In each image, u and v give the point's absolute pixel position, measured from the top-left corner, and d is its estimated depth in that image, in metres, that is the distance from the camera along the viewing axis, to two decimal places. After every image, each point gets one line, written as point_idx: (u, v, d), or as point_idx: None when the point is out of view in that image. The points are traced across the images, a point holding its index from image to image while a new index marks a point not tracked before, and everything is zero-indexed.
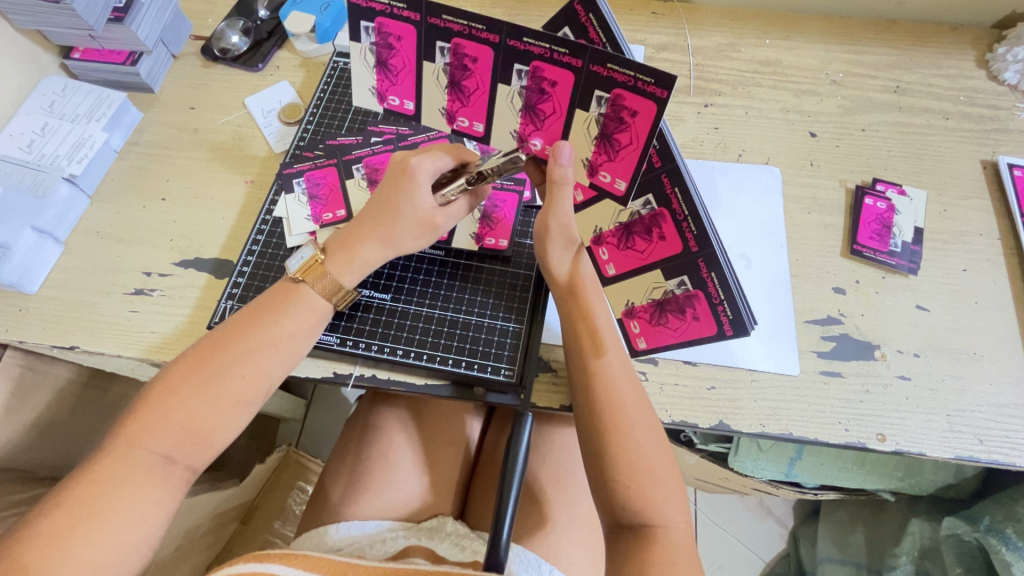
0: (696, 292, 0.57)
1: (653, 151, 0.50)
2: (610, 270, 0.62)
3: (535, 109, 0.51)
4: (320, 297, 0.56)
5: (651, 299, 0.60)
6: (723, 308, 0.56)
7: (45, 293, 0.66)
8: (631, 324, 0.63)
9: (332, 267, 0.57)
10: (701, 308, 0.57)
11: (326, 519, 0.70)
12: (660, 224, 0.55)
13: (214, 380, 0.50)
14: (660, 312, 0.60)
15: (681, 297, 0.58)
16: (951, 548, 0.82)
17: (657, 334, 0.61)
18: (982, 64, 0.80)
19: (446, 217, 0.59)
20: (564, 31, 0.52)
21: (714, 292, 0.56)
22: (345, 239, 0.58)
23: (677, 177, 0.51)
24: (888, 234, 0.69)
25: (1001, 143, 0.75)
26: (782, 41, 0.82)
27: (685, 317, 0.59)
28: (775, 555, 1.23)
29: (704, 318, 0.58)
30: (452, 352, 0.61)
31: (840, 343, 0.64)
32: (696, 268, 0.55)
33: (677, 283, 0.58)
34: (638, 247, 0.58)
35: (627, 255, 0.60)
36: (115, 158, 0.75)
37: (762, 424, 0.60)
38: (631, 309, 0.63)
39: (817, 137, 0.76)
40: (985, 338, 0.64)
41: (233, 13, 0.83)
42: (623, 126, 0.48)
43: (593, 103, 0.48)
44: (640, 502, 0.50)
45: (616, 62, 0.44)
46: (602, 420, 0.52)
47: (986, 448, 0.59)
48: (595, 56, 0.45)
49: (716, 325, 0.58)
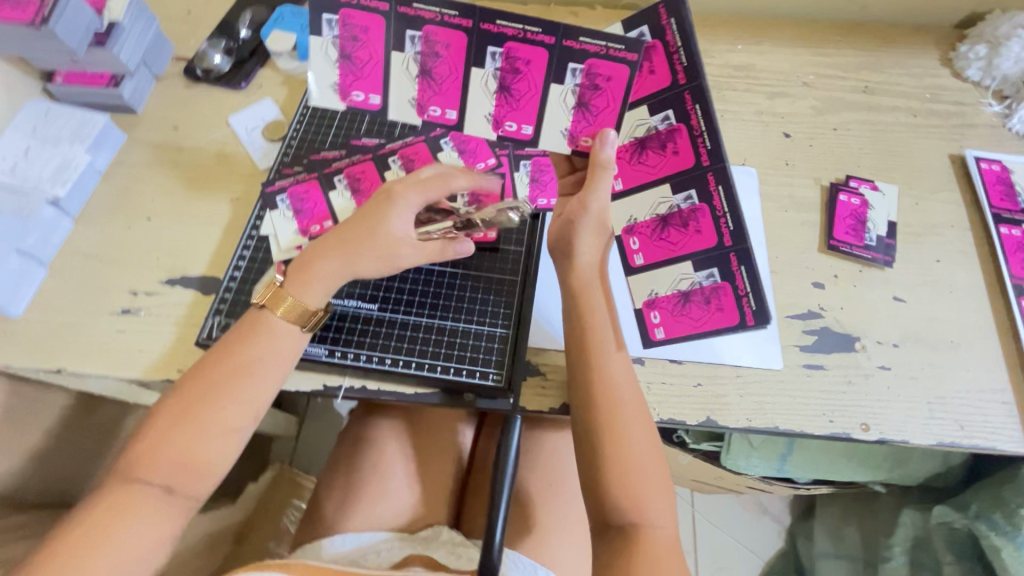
0: (723, 284, 0.62)
1: (705, 149, 0.60)
2: (638, 260, 0.65)
3: (586, 104, 0.56)
4: (287, 321, 0.56)
5: (676, 290, 0.64)
6: (748, 299, 0.61)
7: (31, 316, 0.66)
8: (649, 314, 0.64)
9: (293, 289, 0.56)
10: (727, 300, 0.62)
11: (321, 534, 0.70)
12: (698, 219, 0.62)
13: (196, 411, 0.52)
14: (683, 302, 0.63)
15: (708, 288, 0.63)
16: (942, 535, 0.83)
17: (677, 325, 0.63)
18: (947, 62, 0.83)
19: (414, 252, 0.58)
20: (583, 38, 0.53)
21: (740, 284, 0.61)
22: (303, 262, 0.57)
23: (724, 175, 0.60)
24: (863, 229, 0.71)
25: (967, 137, 0.78)
26: (754, 46, 0.85)
27: (709, 308, 0.63)
28: (773, 553, 1.24)
29: (728, 309, 0.62)
30: (440, 359, 0.62)
31: (821, 336, 0.65)
32: (727, 261, 0.61)
33: (705, 275, 0.63)
34: (671, 239, 0.63)
35: (658, 246, 0.64)
36: (99, 180, 0.75)
37: (748, 418, 0.61)
38: (654, 300, 0.64)
39: (791, 137, 0.78)
40: (960, 326, 0.66)
41: (214, 33, 0.84)
42: (690, 139, 0.60)
43: (487, 58, 0.55)
44: (629, 501, 0.50)
45: (701, 107, 0.59)
46: (597, 418, 0.53)
47: (966, 433, 0.61)
48: (695, 91, 0.58)
49: (738, 315, 0.61)
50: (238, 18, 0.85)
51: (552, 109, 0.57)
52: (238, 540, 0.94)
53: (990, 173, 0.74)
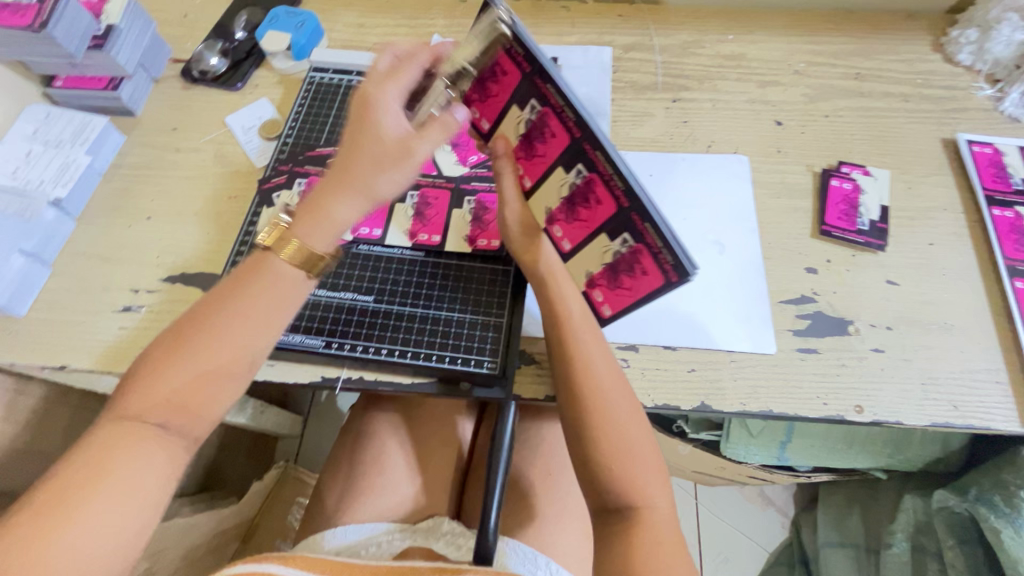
0: (639, 248, 0.53)
1: (571, 122, 0.51)
2: (566, 246, 0.59)
3: (485, 85, 0.56)
4: (291, 266, 0.49)
5: (604, 264, 0.57)
6: (663, 255, 0.52)
7: (34, 315, 0.67)
8: (593, 293, 0.60)
9: (300, 230, 0.49)
10: (647, 261, 0.53)
11: (323, 526, 0.71)
12: (594, 190, 0.54)
13: (218, 378, 0.46)
14: (613, 276, 0.57)
15: (627, 255, 0.54)
16: (943, 519, 0.83)
17: (618, 299, 0.58)
18: (938, 47, 0.83)
19: (425, 142, 0.50)
20: (482, 39, 0.54)
21: (652, 241, 0.52)
22: (311, 201, 0.50)
23: (597, 142, 0.50)
24: (855, 214, 0.71)
25: (960, 121, 0.78)
26: (745, 36, 0.85)
27: (634, 275, 0.55)
28: (777, 544, 1.24)
29: (652, 272, 0.54)
30: (435, 349, 0.62)
31: (814, 320, 0.66)
32: (632, 223, 0.52)
33: (621, 242, 0.54)
34: (581, 217, 0.56)
35: (574, 227, 0.57)
36: (100, 181, 0.77)
37: (742, 402, 0.62)
38: (591, 279, 0.59)
39: (783, 125, 0.78)
40: (953, 307, 0.66)
41: (211, 35, 0.85)
42: (558, 119, 0.52)
43: (408, 197, 0.70)
44: (623, 483, 0.51)
45: (553, 84, 0.50)
46: (583, 404, 0.53)
47: (961, 414, 0.61)
48: (539, 69, 0.50)
49: (663, 275, 0.53)
50: (233, 20, 0.86)
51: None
52: (245, 539, 0.97)
53: (982, 156, 0.74)
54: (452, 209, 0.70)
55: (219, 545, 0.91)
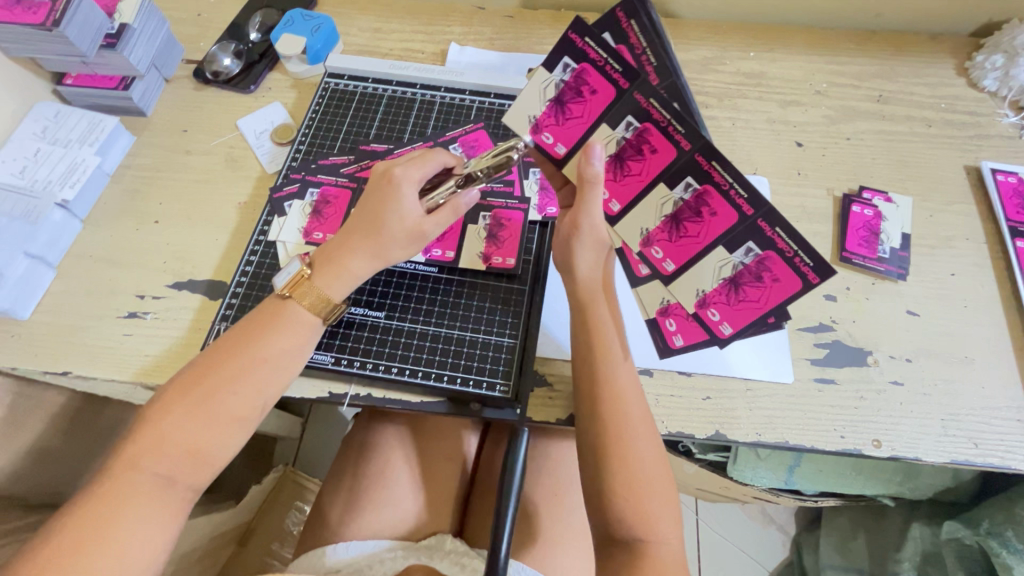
0: (768, 254, 0.51)
1: (679, 135, 0.49)
2: (669, 267, 0.57)
3: (565, 106, 0.53)
4: (310, 313, 0.55)
5: (721, 280, 0.54)
6: (800, 258, 0.49)
7: (38, 319, 0.66)
8: (709, 313, 0.57)
9: (320, 281, 0.56)
10: (779, 268, 0.51)
11: (325, 541, 0.70)
12: (707, 202, 0.51)
13: (226, 419, 0.50)
14: (734, 290, 0.54)
15: (752, 265, 0.52)
16: (952, 552, 0.81)
17: (741, 315, 0.56)
18: (962, 72, 0.82)
19: (435, 225, 0.57)
20: (564, 61, 0.51)
21: (785, 247, 0.50)
22: (331, 252, 0.57)
23: (713, 152, 0.48)
24: (875, 241, 0.70)
25: (983, 149, 0.77)
26: (766, 53, 0.84)
27: (764, 284, 0.52)
28: (778, 563, 1.22)
29: (786, 278, 0.51)
30: (447, 369, 0.61)
31: (832, 350, 0.64)
32: (758, 231, 0.50)
33: (743, 252, 0.52)
34: (690, 233, 0.53)
35: (681, 245, 0.54)
36: (108, 182, 0.75)
37: (758, 432, 0.61)
38: (704, 299, 0.57)
39: (803, 147, 0.77)
40: (975, 341, 0.65)
41: (225, 36, 0.84)
42: (662, 133, 0.49)
43: None
44: (635, 515, 0.49)
45: (657, 98, 0.48)
46: (606, 431, 0.52)
47: (981, 451, 0.59)
48: (641, 86, 0.48)
49: (800, 278, 0.50)
50: (247, 21, 0.85)
51: (532, 96, 0.54)
52: (241, 542, 0.95)
53: (1006, 185, 0.73)
54: (466, 224, 0.68)
55: (214, 550, 0.89)
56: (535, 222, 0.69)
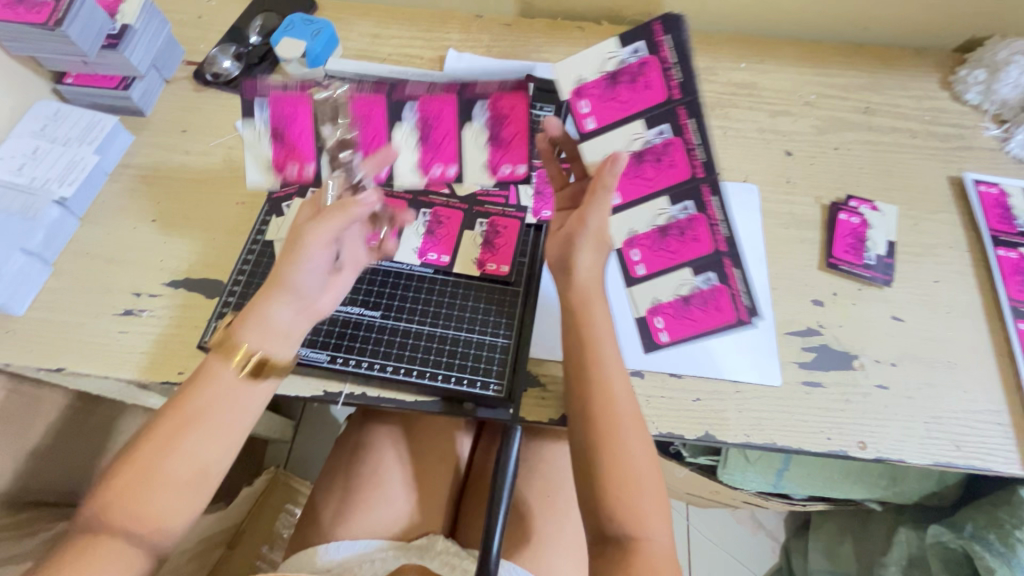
0: (719, 287, 0.65)
1: (697, 164, 0.63)
2: (639, 270, 0.67)
3: (430, 137, 0.67)
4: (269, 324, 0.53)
5: (676, 296, 0.66)
6: (719, 226, 0.65)
7: (33, 315, 0.66)
8: (655, 320, 0.66)
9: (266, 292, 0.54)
10: (724, 301, 0.65)
11: (316, 541, 0.70)
12: (694, 227, 0.65)
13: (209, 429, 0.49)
14: (683, 307, 0.65)
15: (706, 291, 0.65)
16: (937, 555, 0.82)
17: (681, 327, 0.65)
18: (946, 85, 0.84)
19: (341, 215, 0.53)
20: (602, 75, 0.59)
21: (736, 287, 0.65)
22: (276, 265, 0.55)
23: (696, 110, 0.61)
24: (862, 248, 0.72)
25: (966, 160, 0.79)
26: (757, 64, 0.86)
27: (708, 310, 0.65)
28: (767, 569, 1.23)
29: (725, 310, 0.65)
30: (441, 368, 0.62)
31: (820, 353, 0.66)
32: (722, 265, 0.65)
33: (703, 278, 0.66)
34: (671, 248, 0.66)
35: (659, 254, 0.66)
36: (106, 181, 0.76)
37: (747, 434, 0.62)
38: (656, 307, 0.66)
39: (793, 155, 0.79)
40: (958, 346, 0.66)
41: (225, 38, 0.85)
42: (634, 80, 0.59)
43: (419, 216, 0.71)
44: (625, 512, 0.50)
45: (697, 123, 0.61)
46: (596, 428, 0.53)
47: (962, 454, 0.61)
48: (689, 103, 0.61)
49: (734, 315, 0.65)
50: (247, 24, 0.86)
51: (402, 149, 0.68)
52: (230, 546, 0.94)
53: (988, 196, 0.75)
54: (463, 230, 0.70)
55: (205, 551, 0.88)
56: (530, 226, 0.71)
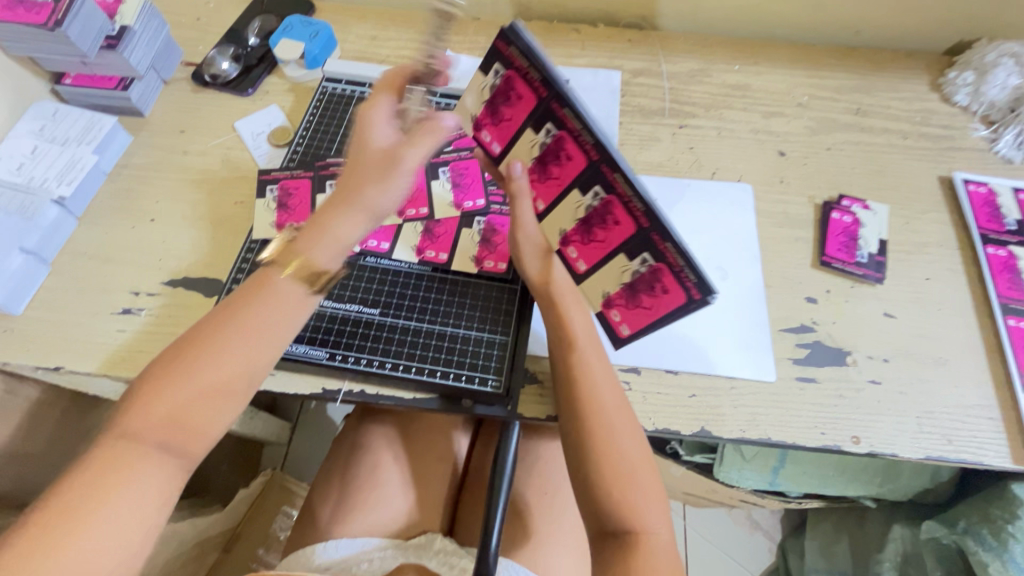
0: (659, 267, 0.56)
1: (589, 145, 0.54)
2: (581, 267, 0.62)
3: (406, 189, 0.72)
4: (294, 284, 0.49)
5: (623, 284, 0.60)
6: (633, 203, 0.54)
7: (31, 314, 0.66)
8: (610, 313, 0.62)
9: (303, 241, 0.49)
10: (667, 280, 0.56)
11: (314, 540, 0.70)
12: (612, 211, 0.56)
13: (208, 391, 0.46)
14: (632, 296, 0.59)
15: (648, 274, 0.57)
16: (932, 552, 0.84)
17: (636, 318, 0.61)
18: (936, 87, 0.85)
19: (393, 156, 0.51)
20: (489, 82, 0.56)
21: (674, 262, 0.54)
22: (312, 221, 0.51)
23: (562, 98, 0.52)
24: (854, 246, 0.73)
25: (956, 160, 0.80)
26: (751, 66, 0.87)
27: (656, 294, 0.58)
28: (764, 569, 1.23)
29: (673, 290, 0.56)
30: (439, 364, 0.63)
31: (813, 350, 0.67)
32: (651, 243, 0.55)
33: (640, 261, 0.57)
34: (598, 237, 0.59)
35: (591, 247, 0.60)
36: (104, 181, 0.76)
37: (742, 429, 0.62)
38: (609, 300, 0.62)
39: (786, 156, 0.80)
40: (948, 343, 0.67)
41: (223, 40, 0.86)
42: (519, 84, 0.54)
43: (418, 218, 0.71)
44: (620, 504, 0.50)
45: (570, 108, 0.52)
46: (585, 422, 0.54)
47: (955, 447, 0.62)
48: (556, 93, 0.53)
49: (684, 292, 0.56)
50: (246, 26, 0.86)
51: None
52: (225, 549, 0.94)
53: (978, 195, 0.76)
54: (461, 228, 0.70)
55: (201, 552, 0.88)
56: None
